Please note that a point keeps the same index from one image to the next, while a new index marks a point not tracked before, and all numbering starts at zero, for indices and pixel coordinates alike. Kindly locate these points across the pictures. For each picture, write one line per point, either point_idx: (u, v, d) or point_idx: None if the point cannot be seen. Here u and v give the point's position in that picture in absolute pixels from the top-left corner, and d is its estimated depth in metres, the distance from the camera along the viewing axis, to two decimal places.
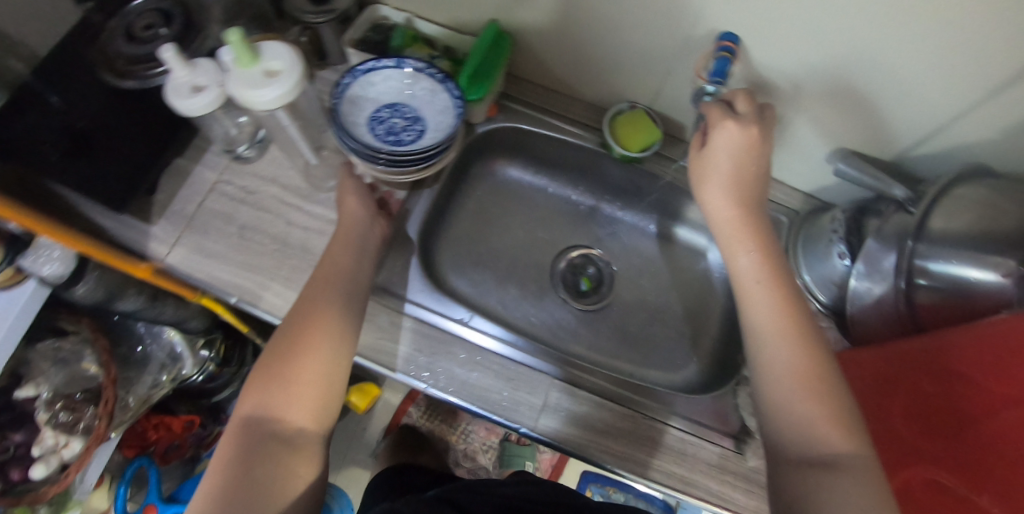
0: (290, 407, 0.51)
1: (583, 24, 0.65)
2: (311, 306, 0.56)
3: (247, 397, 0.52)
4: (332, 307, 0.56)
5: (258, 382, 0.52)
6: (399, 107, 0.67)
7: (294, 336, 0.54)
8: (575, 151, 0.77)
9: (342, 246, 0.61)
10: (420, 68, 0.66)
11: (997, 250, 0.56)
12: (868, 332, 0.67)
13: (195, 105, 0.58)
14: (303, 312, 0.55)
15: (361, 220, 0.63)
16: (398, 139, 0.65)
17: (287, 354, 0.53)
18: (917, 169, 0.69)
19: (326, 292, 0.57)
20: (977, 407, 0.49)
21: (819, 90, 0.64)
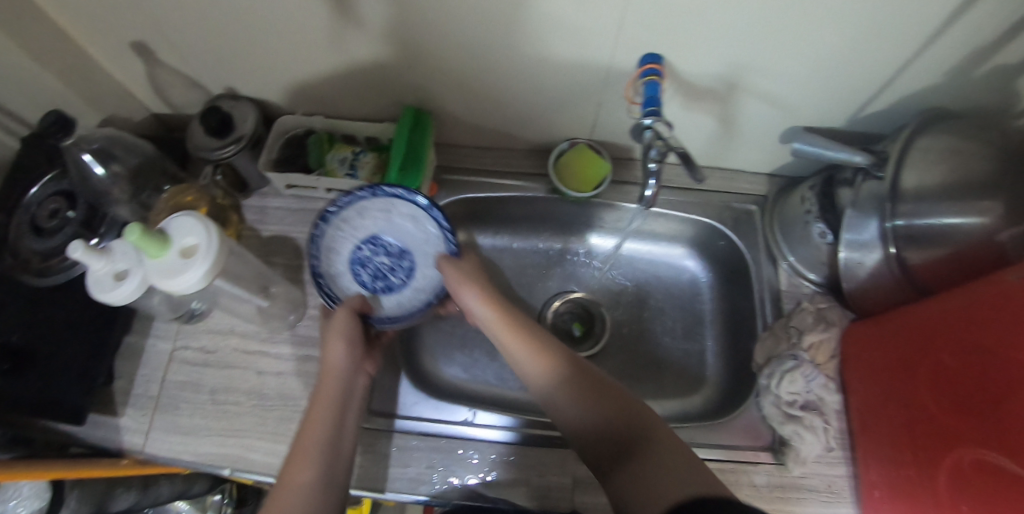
0: None
1: (500, 77, 0.62)
2: (296, 468, 0.45)
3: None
4: (320, 468, 0.46)
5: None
6: (381, 243, 0.64)
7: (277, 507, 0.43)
8: (528, 203, 0.74)
9: (323, 403, 0.51)
10: (398, 195, 0.61)
11: (977, 196, 0.55)
12: (870, 304, 0.65)
13: (122, 295, 0.54)
14: (287, 476, 0.45)
15: (347, 371, 0.54)
16: (388, 283, 0.64)
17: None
18: (872, 126, 0.67)
19: (312, 449, 0.47)
20: (1003, 375, 0.46)
21: (755, 80, 0.61)
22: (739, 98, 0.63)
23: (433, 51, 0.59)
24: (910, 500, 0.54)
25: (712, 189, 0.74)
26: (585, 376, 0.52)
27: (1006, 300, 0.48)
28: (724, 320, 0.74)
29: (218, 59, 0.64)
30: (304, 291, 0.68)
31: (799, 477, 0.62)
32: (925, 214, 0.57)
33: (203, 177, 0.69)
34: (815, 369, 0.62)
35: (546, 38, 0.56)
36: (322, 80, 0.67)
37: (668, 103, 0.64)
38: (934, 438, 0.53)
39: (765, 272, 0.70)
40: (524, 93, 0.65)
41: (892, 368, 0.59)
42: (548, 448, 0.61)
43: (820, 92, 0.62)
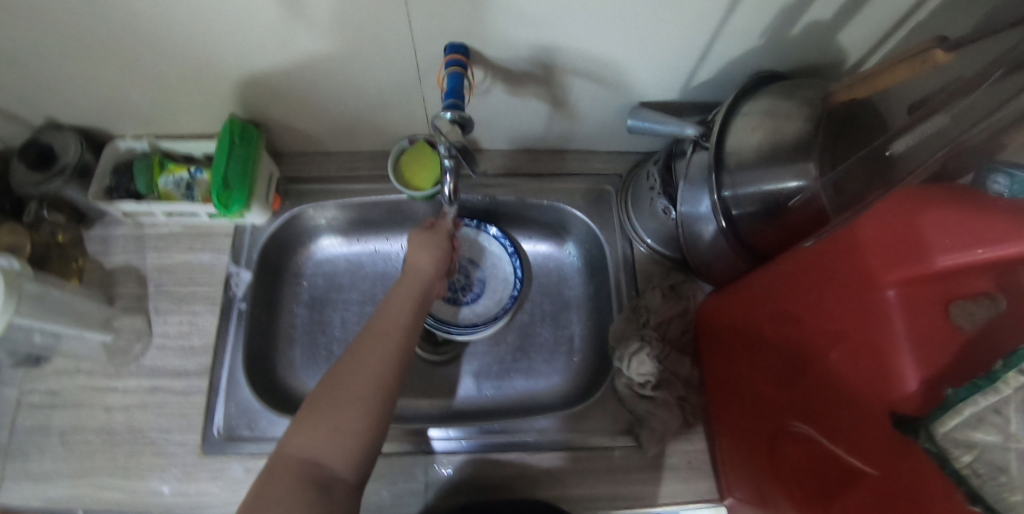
0: (327, 425, 0.44)
1: (312, 80, 0.60)
2: (366, 349, 0.49)
3: (290, 436, 0.44)
4: (389, 352, 0.49)
5: (304, 422, 0.44)
6: (466, 265, 0.72)
7: (348, 378, 0.46)
8: (378, 206, 0.72)
9: (405, 296, 0.55)
10: (496, 234, 0.71)
11: (794, 158, 0.53)
12: (717, 276, 0.63)
13: None
14: (356, 354, 0.48)
15: (425, 273, 0.58)
16: (455, 298, 0.71)
17: (345, 396, 0.45)
18: (705, 94, 0.66)
19: (384, 337, 0.50)
20: (811, 345, 0.47)
21: (574, 62, 0.59)
22: (563, 78, 0.61)
23: (230, 65, 0.57)
24: (741, 465, 0.56)
25: (567, 173, 0.73)
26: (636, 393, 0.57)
27: (809, 266, 0.48)
28: (590, 304, 0.72)
29: (18, 89, 0.60)
30: (147, 320, 0.66)
31: (658, 458, 0.61)
32: (746, 182, 0.55)
33: (30, 214, 0.66)
34: (663, 348, 0.61)
35: (343, 41, 0.54)
36: (137, 102, 0.63)
37: (490, 90, 0.62)
38: (758, 408, 0.53)
39: (621, 251, 0.70)
40: (341, 96, 0.62)
41: (724, 338, 0.59)
42: (398, 455, 0.60)
43: (643, 65, 0.60)
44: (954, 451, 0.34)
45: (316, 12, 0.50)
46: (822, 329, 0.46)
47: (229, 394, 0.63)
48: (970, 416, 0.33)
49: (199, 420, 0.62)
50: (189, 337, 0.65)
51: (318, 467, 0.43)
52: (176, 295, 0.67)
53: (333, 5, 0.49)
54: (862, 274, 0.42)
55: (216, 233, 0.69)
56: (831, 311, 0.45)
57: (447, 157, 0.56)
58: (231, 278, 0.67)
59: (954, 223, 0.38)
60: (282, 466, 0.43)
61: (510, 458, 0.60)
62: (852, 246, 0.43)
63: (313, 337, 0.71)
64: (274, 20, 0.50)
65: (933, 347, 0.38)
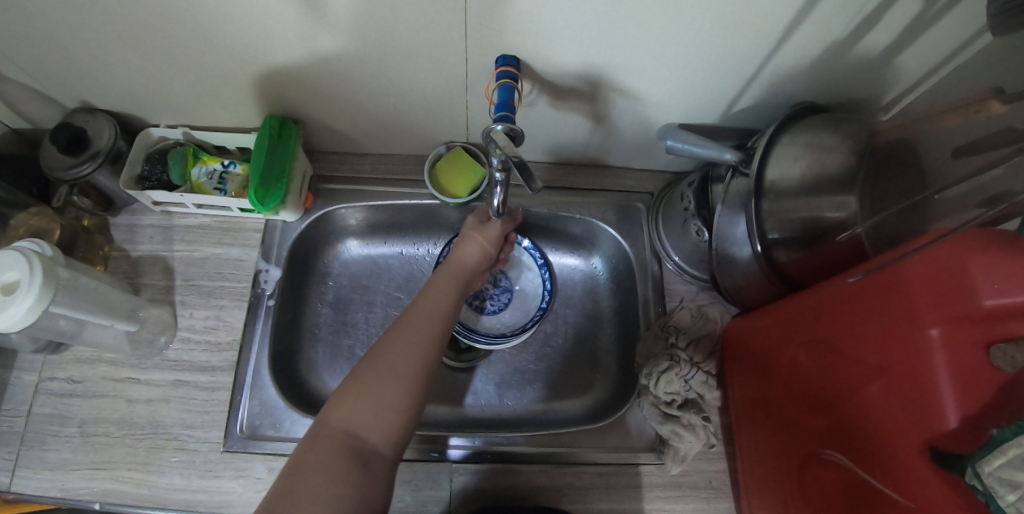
0: (369, 398, 0.45)
1: (358, 81, 0.60)
2: (408, 333, 0.50)
3: (333, 409, 0.45)
4: (430, 337, 0.51)
5: (347, 397, 0.46)
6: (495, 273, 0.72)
7: (389, 357, 0.48)
8: (408, 210, 0.71)
9: (447, 284, 0.56)
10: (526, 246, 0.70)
11: (834, 191, 0.54)
12: (746, 299, 0.64)
13: None
14: (398, 337, 0.50)
15: (467, 265, 0.59)
16: (482, 307, 0.70)
17: (388, 375, 0.47)
18: (743, 120, 0.67)
19: (426, 323, 0.51)
20: (847, 375, 0.48)
21: (620, 82, 0.59)
22: (607, 96, 0.62)
23: (280, 61, 0.57)
24: (764, 487, 0.57)
25: (599, 187, 0.73)
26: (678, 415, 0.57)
27: (849, 298, 0.49)
28: (615, 320, 0.72)
29: (61, 72, 0.60)
30: (173, 312, 0.65)
31: (681, 476, 0.61)
32: (786, 211, 0.55)
33: (60, 198, 0.65)
34: (691, 367, 0.61)
35: (397, 46, 0.54)
36: (179, 92, 0.63)
37: (534, 102, 0.62)
38: (788, 433, 0.54)
39: (650, 267, 0.69)
40: (385, 98, 0.62)
41: (754, 361, 0.60)
42: (423, 462, 0.60)
43: (688, 88, 0.61)
44: (999, 490, 0.35)
45: (377, 16, 0.50)
46: (860, 361, 0.47)
47: (254, 392, 0.63)
48: (1014, 456, 0.34)
49: (222, 416, 0.61)
50: (216, 332, 0.64)
51: (359, 441, 0.44)
52: (204, 289, 0.66)
53: (395, 11, 0.49)
54: (902, 311, 0.43)
55: (247, 228, 0.68)
56: (871, 343, 0.46)
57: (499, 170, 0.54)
58: (260, 275, 0.66)
59: (1005, 267, 0.38)
60: (325, 437, 0.44)
61: (534, 470, 0.60)
62: (896, 283, 0.44)
63: (337, 337, 0.71)
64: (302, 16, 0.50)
65: (973, 386, 0.39)
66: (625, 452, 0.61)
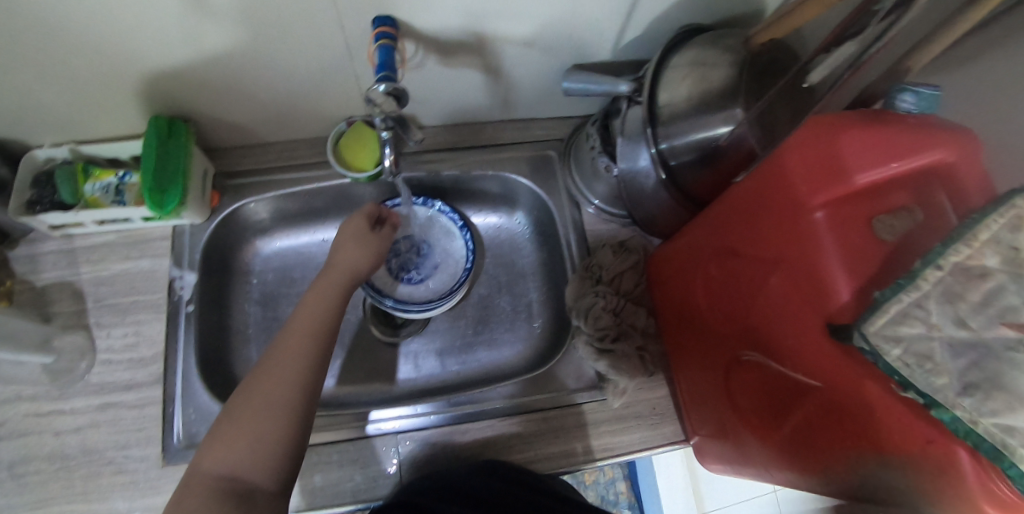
0: (242, 437, 0.44)
1: (233, 68, 0.57)
2: (281, 358, 0.48)
3: (205, 454, 0.44)
4: (305, 358, 0.49)
5: (218, 440, 0.44)
6: (416, 241, 0.71)
7: (261, 388, 0.46)
8: (321, 195, 0.70)
9: (326, 291, 0.54)
10: (443, 210, 0.71)
11: (723, 104, 0.54)
12: (663, 227, 0.65)
13: None
14: (270, 364, 0.48)
15: (354, 268, 0.57)
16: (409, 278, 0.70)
17: (261, 406, 0.45)
18: (635, 53, 0.67)
19: (301, 343, 0.49)
20: (751, 275, 0.49)
21: (502, 30, 0.59)
22: (494, 47, 0.61)
23: (149, 59, 0.54)
24: (702, 404, 0.58)
25: (510, 142, 0.73)
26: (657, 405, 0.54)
27: (742, 203, 0.50)
28: (545, 270, 0.73)
29: None
30: (89, 336, 0.63)
31: (626, 408, 0.62)
32: (681, 131, 0.56)
33: None
34: (618, 299, 0.63)
35: (263, 26, 0.52)
36: (48, 108, 0.59)
37: (422, 64, 0.61)
38: (709, 346, 0.55)
39: (569, 214, 0.70)
40: (268, 82, 0.60)
41: (675, 284, 0.61)
42: (369, 439, 0.60)
43: (572, 27, 0.60)
44: (885, 347, 0.37)
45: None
46: (759, 259, 0.48)
47: (187, 402, 0.61)
48: (897, 314, 0.37)
49: (157, 431, 0.59)
50: (137, 348, 0.62)
51: (235, 481, 0.43)
52: (118, 307, 0.64)
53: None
54: (788, 200, 0.45)
55: (154, 238, 0.66)
56: (768, 239, 0.47)
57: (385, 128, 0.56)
58: (175, 282, 0.64)
59: (866, 142, 0.41)
60: (198, 483, 0.43)
61: (482, 428, 0.60)
62: (778, 177, 0.46)
63: (269, 334, 0.69)
64: (175, 12, 0.48)
65: (857, 259, 0.41)
66: (566, 394, 0.62)
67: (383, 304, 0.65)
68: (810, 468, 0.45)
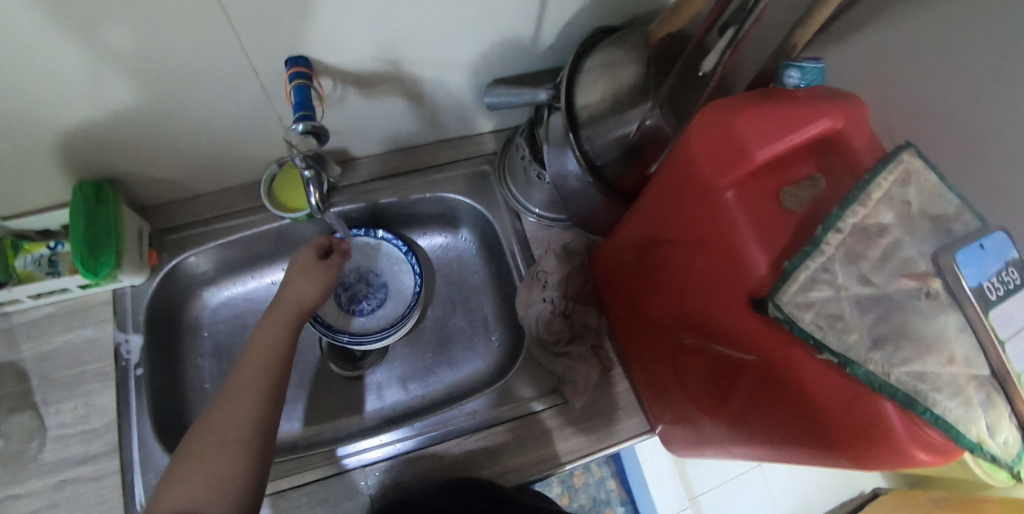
0: (201, 471, 0.42)
1: (153, 123, 0.57)
2: (236, 391, 0.47)
3: (161, 496, 0.42)
4: (262, 385, 0.48)
5: (175, 479, 0.42)
6: (363, 273, 0.72)
7: (218, 420, 0.45)
8: (262, 239, 0.69)
9: (280, 321, 0.54)
10: (386, 238, 0.71)
11: (635, 102, 0.56)
12: (600, 225, 0.67)
13: None
14: (226, 399, 0.47)
15: (304, 299, 0.56)
16: (360, 309, 0.70)
17: (219, 438, 0.44)
18: (552, 60, 0.69)
19: (257, 375, 0.49)
20: (679, 261, 0.51)
21: (415, 55, 0.60)
22: (413, 71, 0.62)
23: (60, 119, 0.53)
24: (658, 392, 0.59)
25: (446, 162, 0.74)
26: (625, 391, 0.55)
27: (661, 193, 0.51)
28: (497, 282, 0.73)
29: None
30: (38, 414, 0.61)
31: (590, 406, 0.62)
32: (600, 131, 0.58)
33: None
34: (566, 302, 0.63)
35: (173, 77, 0.52)
36: None
37: (344, 97, 0.62)
38: (653, 335, 0.57)
39: (511, 225, 0.71)
40: (191, 131, 0.60)
41: (617, 279, 0.62)
42: (337, 476, 0.59)
43: (484, 43, 0.62)
44: (798, 313, 0.38)
45: (135, 41, 0.47)
46: (684, 245, 0.50)
47: (146, 466, 0.59)
48: (805, 280, 0.38)
49: (118, 502, 0.58)
50: (89, 419, 0.61)
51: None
52: (65, 380, 0.62)
53: (151, 31, 0.47)
54: (699, 184, 0.46)
55: (95, 304, 0.64)
56: (689, 223, 0.48)
57: (306, 167, 0.56)
58: (120, 347, 0.62)
59: (761, 120, 0.43)
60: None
61: (449, 448, 0.60)
62: (688, 163, 0.47)
63: None
64: (80, 66, 0.48)
65: (770, 231, 0.43)
66: (528, 402, 0.62)
67: (338, 340, 0.64)
68: (756, 441, 0.47)
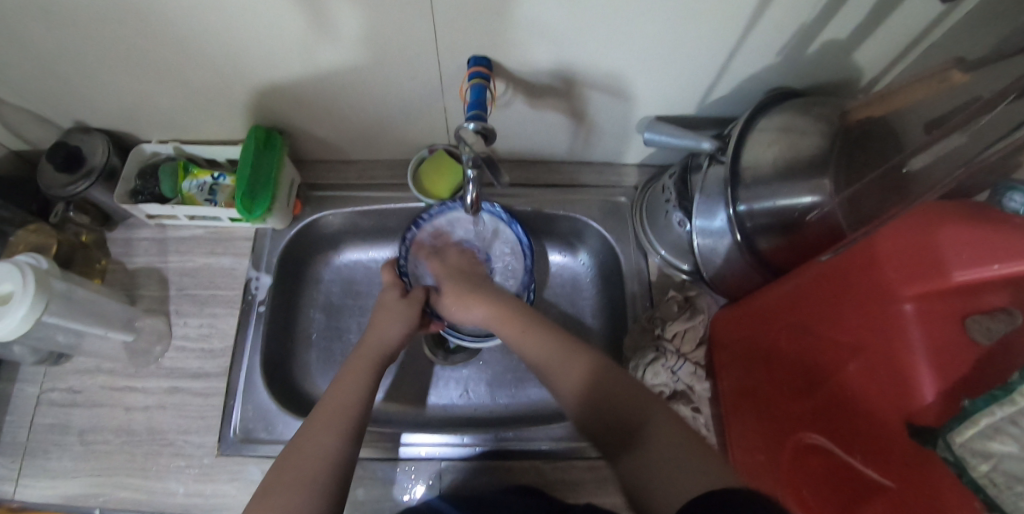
0: (299, 468, 0.42)
1: (332, 87, 0.61)
2: (340, 393, 0.48)
3: (264, 486, 0.41)
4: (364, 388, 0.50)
5: (274, 474, 0.42)
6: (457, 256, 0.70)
7: (321, 417, 0.46)
8: (398, 215, 0.73)
9: (387, 325, 0.57)
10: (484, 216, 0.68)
11: (810, 174, 0.54)
12: (730, 287, 0.64)
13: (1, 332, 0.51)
14: (326, 404, 0.47)
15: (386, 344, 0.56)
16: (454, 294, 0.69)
17: (318, 437, 0.44)
18: (720, 109, 0.67)
19: (355, 381, 0.50)
20: (827, 356, 0.48)
21: (590, 77, 0.61)
22: (583, 92, 0.63)
23: (257, 71, 0.58)
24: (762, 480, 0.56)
25: (584, 185, 0.74)
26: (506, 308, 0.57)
27: (825, 281, 0.49)
28: (605, 313, 0.74)
29: (51, 92, 0.62)
30: (168, 321, 0.67)
31: None
32: (765, 196, 0.56)
33: (58, 215, 0.67)
34: (679, 359, 0.62)
35: (365, 52, 0.55)
36: (165, 108, 0.65)
37: (510, 102, 0.64)
38: (772, 420, 0.54)
39: (636, 263, 0.70)
40: (358, 99, 0.63)
41: (738, 351, 0.60)
42: (414, 461, 0.61)
43: (659, 79, 0.61)
44: (973, 461, 0.35)
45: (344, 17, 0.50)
46: (836, 344, 0.47)
47: (247, 397, 0.64)
48: (987, 427, 0.34)
49: (216, 422, 0.63)
50: (209, 339, 0.66)
51: None
52: (197, 298, 0.68)
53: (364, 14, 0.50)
54: (878, 286, 0.44)
55: (238, 237, 0.70)
56: (852, 322, 0.46)
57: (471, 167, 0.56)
58: (251, 282, 0.67)
59: (968, 241, 0.40)
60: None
61: (525, 466, 0.61)
62: (867, 260, 0.46)
63: (329, 341, 0.72)
64: (292, 30, 0.52)
65: (952, 362, 0.39)
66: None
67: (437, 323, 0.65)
68: None
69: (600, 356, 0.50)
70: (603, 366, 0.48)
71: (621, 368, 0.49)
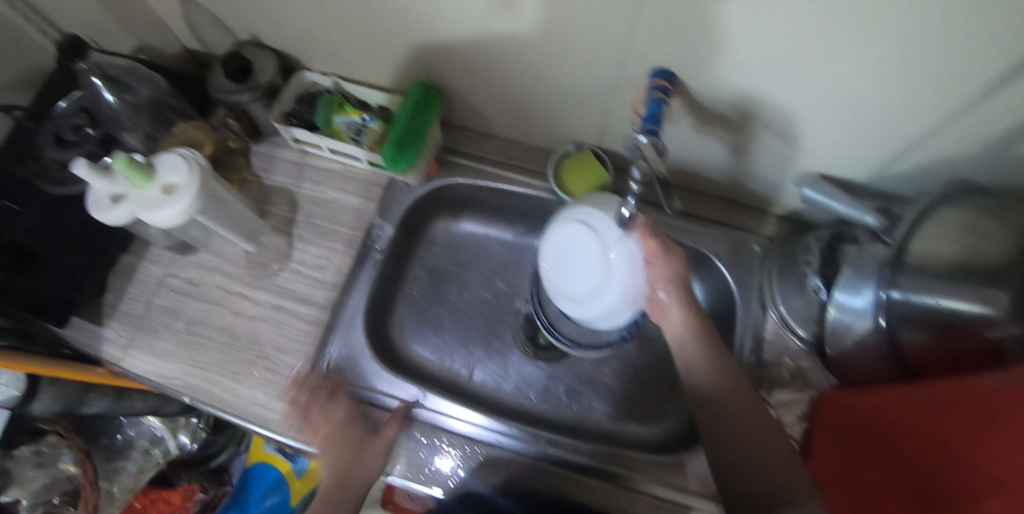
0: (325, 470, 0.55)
1: (507, 61, 0.60)
2: (333, 410, 0.59)
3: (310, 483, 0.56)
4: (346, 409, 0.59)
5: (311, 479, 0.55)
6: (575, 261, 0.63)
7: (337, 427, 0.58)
8: (525, 201, 0.73)
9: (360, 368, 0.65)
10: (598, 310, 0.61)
11: (987, 283, 0.47)
12: (850, 369, 0.61)
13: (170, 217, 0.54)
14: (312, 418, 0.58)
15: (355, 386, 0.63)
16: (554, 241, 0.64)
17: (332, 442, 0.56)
18: (891, 184, 0.63)
19: (341, 396, 0.61)
20: (939, 475, 0.44)
21: (769, 117, 0.58)
22: (755, 130, 0.60)
23: (444, 29, 0.58)
24: None
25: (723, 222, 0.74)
26: (701, 322, 0.59)
27: (965, 397, 0.45)
28: None
29: (240, 4, 0.64)
30: (290, 243, 0.70)
31: None
32: (920, 289, 0.51)
33: (217, 118, 0.71)
34: None
35: (555, 37, 0.55)
36: (339, 42, 0.67)
37: (678, 122, 0.63)
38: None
39: (753, 316, 0.70)
40: (528, 79, 0.62)
41: (848, 434, 0.57)
42: (487, 445, 0.62)
43: (841, 137, 0.58)
44: None
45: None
46: (954, 466, 0.43)
47: (345, 336, 0.66)
48: None
49: (311, 351, 0.65)
50: (323, 270, 0.68)
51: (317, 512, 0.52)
52: (321, 229, 0.70)
53: (566, 1, 0.49)
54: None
55: (372, 182, 0.72)
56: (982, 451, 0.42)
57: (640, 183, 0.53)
58: (374, 230, 0.70)
59: None
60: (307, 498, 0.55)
61: (593, 484, 0.61)
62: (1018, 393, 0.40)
63: (426, 304, 0.76)
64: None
65: None
66: (678, 491, 0.59)
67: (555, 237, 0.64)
68: None
69: (753, 411, 0.53)
70: (736, 416, 0.54)
71: (760, 421, 0.53)
